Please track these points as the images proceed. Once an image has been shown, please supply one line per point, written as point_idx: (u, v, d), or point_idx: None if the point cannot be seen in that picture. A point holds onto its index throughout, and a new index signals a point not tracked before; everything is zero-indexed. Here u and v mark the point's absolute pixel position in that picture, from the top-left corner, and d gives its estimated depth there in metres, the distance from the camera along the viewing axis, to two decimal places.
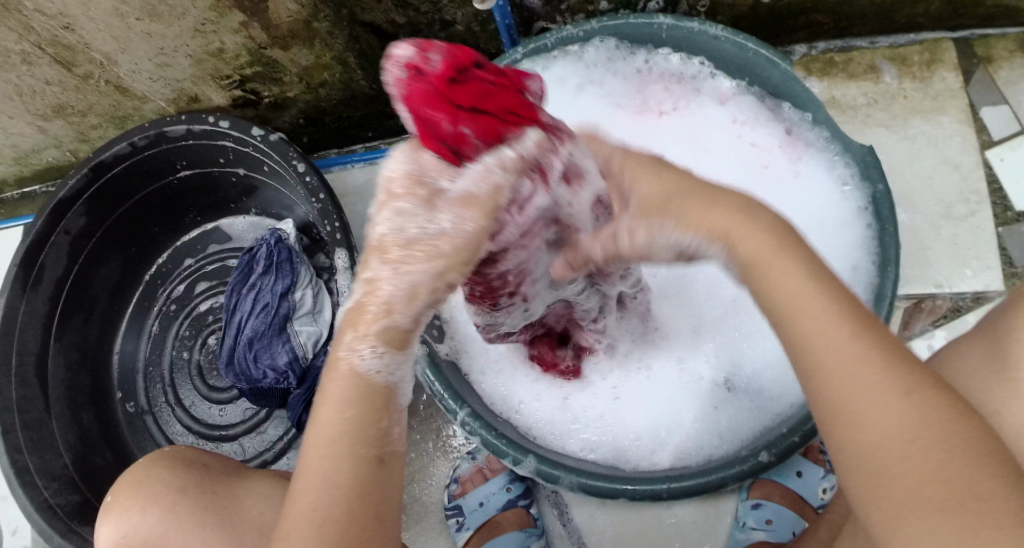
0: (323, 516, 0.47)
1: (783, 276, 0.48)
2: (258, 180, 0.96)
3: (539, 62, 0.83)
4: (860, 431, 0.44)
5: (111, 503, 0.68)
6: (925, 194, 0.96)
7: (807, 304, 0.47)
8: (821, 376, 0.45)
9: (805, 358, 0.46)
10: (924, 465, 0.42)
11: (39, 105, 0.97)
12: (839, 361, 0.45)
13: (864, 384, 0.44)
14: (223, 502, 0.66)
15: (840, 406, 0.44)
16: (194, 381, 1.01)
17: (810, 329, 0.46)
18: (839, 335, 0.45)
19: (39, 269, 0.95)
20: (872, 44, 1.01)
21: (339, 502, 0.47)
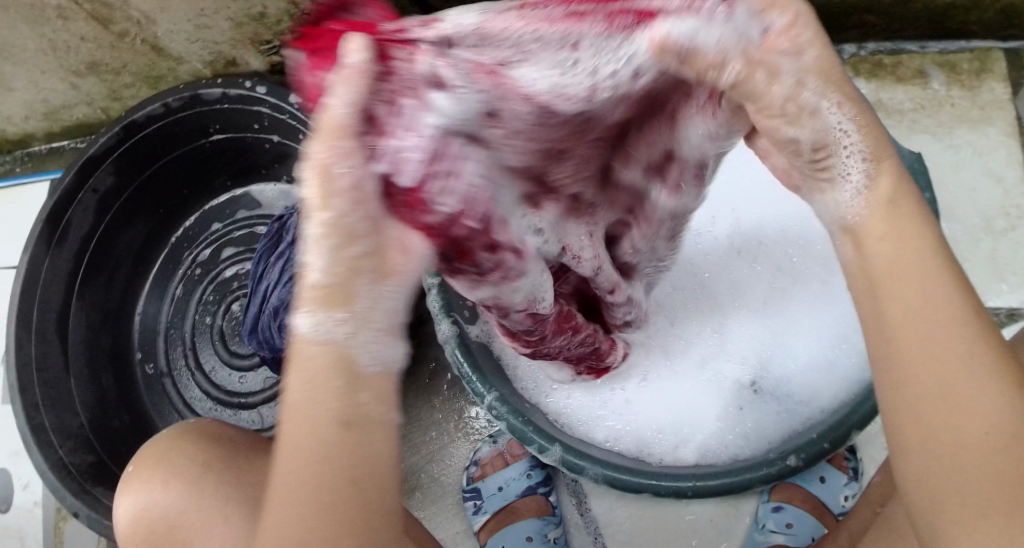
0: (306, 488, 0.40)
1: (911, 253, 0.42)
2: (291, 148, 0.95)
3: None
4: (959, 422, 0.40)
5: (132, 475, 0.66)
6: (966, 205, 0.94)
7: (923, 282, 0.42)
8: (922, 364, 0.40)
9: (913, 332, 0.41)
10: (998, 472, 0.39)
11: (72, 61, 0.96)
12: (949, 349, 0.40)
13: (971, 382, 0.40)
14: (248, 479, 0.64)
15: (941, 396, 0.40)
16: (215, 345, 1.01)
17: (925, 307, 0.41)
18: (952, 316, 0.41)
19: (65, 227, 0.94)
20: (922, 49, 0.98)
21: (314, 473, 0.40)
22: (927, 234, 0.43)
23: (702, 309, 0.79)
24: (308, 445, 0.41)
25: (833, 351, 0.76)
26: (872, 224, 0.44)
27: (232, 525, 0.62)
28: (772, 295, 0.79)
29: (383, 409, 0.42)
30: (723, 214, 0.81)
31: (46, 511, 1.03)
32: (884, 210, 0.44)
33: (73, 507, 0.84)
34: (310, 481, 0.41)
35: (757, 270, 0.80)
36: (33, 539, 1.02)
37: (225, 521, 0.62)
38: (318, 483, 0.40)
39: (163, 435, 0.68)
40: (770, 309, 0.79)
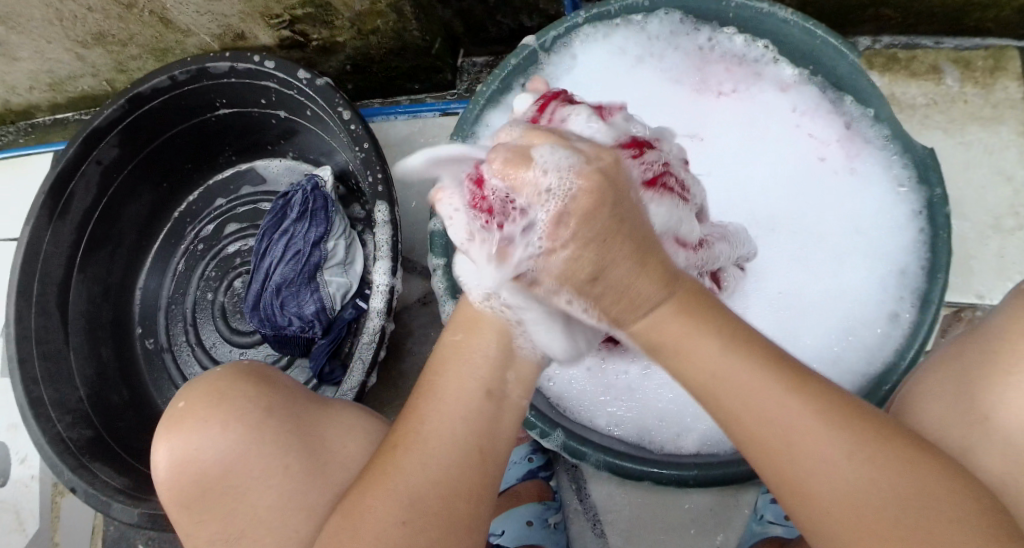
0: (442, 477, 0.51)
1: (698, 357, 0.48)
2: (299, 124, 0.94)
3: (600, 30, 0.81)
4: (809, 501, 0.46)
5: (182, 412, 0.63)
6: (976, 203, 0.93)
7: (730, 382, 0.47)
8: (764, 440, 0.46)
9: (748, 418, 0.46)
10: (872, 529, 0.44)
11: (79, 31, 0.95)
12: (773, 438, 0.46)
13: (809, 457, 0.45)
14: (307, 429, 0.63)
15: (783, 480, 0.46)
16: (217, 321, 1.00)
17: (735, 409, 0.47)
18: (767, 399, 0.46)
19: (68, 199, 0.93)
20: (937, 44, 0.98)
21: (451, 436, 0.52)
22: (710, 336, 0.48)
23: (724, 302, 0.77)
24: (457, 407, 0.52)
25: (840, 343, 0.75)
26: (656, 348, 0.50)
27: (288, 477, 0.61)
28: (788, 290, 0.79)
29: (524, 395, 0.56)
30: (738, 201, 0.82)
31: (42, 485, 1.03)
32: (667, 318, 0.48)
33: (71, 482, 0.83)
34: (445, 446, 0.51)
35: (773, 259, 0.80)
36: (29, 513, 1.02)
37: (284, 472, 0.61)
38: (455, 447, 0.51)
39: (223, 373, 0.65)
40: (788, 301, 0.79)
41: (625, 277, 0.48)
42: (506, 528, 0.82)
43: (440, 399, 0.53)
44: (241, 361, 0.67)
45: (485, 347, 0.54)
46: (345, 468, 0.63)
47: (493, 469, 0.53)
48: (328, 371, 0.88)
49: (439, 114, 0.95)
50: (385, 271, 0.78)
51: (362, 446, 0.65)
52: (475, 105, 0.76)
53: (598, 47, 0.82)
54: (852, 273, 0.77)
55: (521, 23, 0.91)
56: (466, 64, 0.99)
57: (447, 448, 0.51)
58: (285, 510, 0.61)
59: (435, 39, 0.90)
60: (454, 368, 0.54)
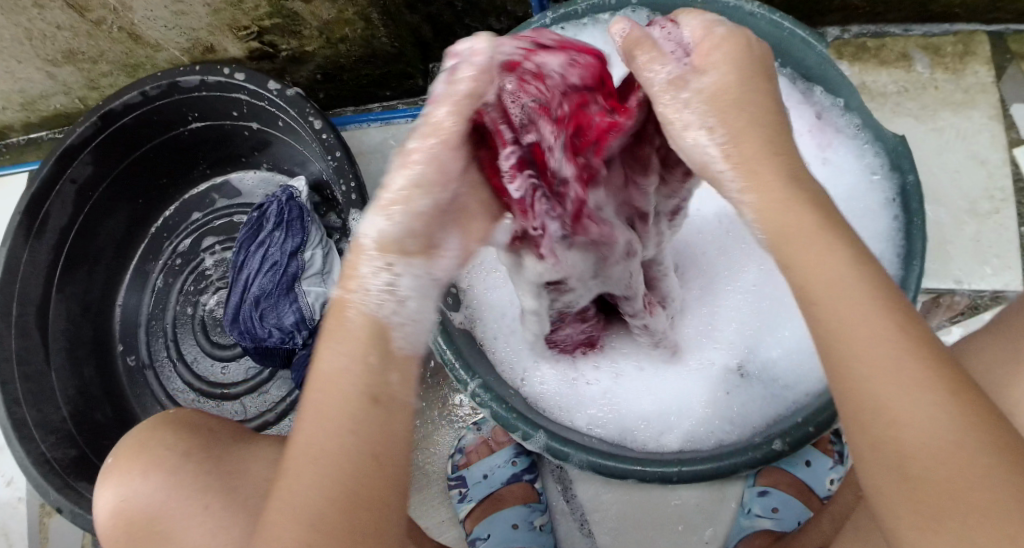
0: (326, 484, 0.45)
1: (827, 263, 0.44)
2: (272, 135, 0.94)
3: (569, 27, 0.79)
4: (900, 434, 0.41)
5: (112, 467, 0.66)
6: (951, 187, 0.94)
7: (844, 295, 0.43)
8: (858, 380, 0.42)
9: (852, 349, 0.42)
10: (949, 462, 0.40)
11: (49, 50, 0.94)
12: (877, 363, 0.42)
13: (907, 386, 0.41)
14: (227, 467, 0.65)
15: (878, 406, 0.41)
16: (197, 336, 1.00)
17: (843, 323, 0.43)
18: (877, 336, 0.42)
19: (44, 218, 0.93)
20: (906, 32, 0.98)
21: (332, 440, 0.45)
22: (839, 240, 0.45)
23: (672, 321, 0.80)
24: (334, 411, 0.46)
25: None
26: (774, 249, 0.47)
27: (211, 514, 0.62)
28: (756, 284, 0.78)
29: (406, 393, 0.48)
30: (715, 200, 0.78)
31: (30, 507, 1.02)
32: (785, 210, 0.46)
33: (57, 503, 0.83)
34: (331, 457, 0.45)
35: (731, 269, 0.79)
36: (17, 536, 1.01)
37: (203, 511, 0.62)
38: (339, 455, 0.45)
39: (144, 426, 0.68)
40: (765, 292, 0.77)
41: (758, 162, 0.48)
42: (492, 531, 0.84)
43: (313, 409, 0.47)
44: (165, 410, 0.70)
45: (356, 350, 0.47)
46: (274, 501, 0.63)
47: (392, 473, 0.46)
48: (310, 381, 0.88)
49: (411, 120, 0.95)
50: None
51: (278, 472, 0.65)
52: None
53: None
54: None
55: (490, 26, 0.91)
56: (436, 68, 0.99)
57: (338, 459, 0.45)
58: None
59: (403, 44, 0.90)
60: (329, 381, 0.47)
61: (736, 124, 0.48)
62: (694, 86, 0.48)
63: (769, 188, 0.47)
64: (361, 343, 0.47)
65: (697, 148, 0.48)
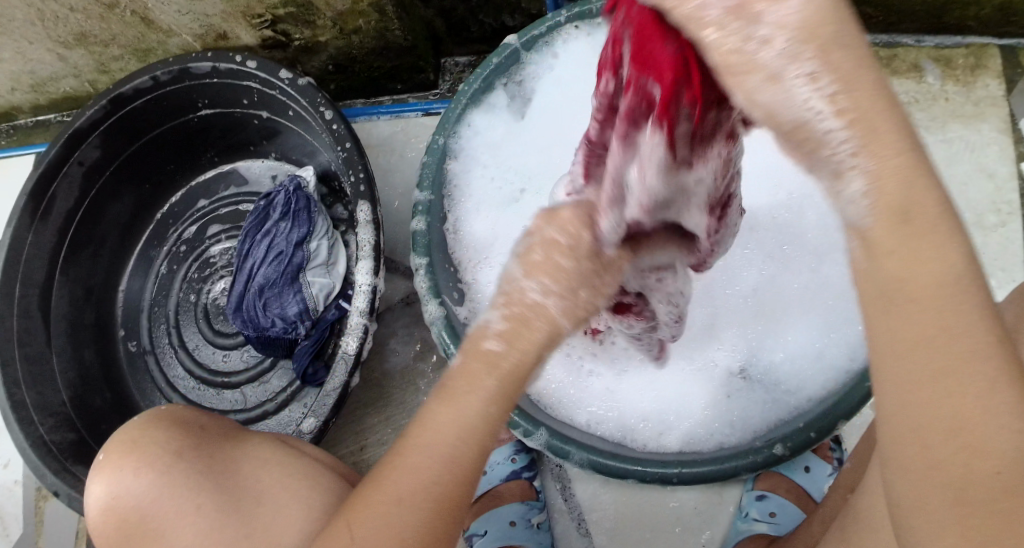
0: (436, 496, 0.49)
1: (937, 264, 0.37)
2: (281, 124, 0.94)
3: (583, 27, 0.78)
4: (975, 458, 0.38)
5: (103, 462, 0.65)
6: (958, 199, 0.94)
7: (949, 306, 0.37)
8: (942, 399, 0.38)
9: (941, 367, 0.37)
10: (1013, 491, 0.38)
11: (61, 32, 0.94)
12: (963, 384, 0.37)
13: (994, 411, 0.37)
14: (219, 468, 0.64)
15: (955, 426, 0.38)
16: (200, 323, 1.00)
17: (945, 331, 0.37)
18: (978, 353, 0.37)
19: (50, 201, 0.93)
20: (918, 42, 0.98)
21: (445, 458, 0.50)
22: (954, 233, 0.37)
23: None
24: (455, 433, 0.50)
25: (824, 339, 0.75)
26: (881, 228, 0.37)
27: (202, 515, 0.61)
28: (760, 287, 0.78)
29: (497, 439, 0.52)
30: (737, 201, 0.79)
31: (25, 490, 1.02)
32: (916, 187, 0.36)
33: (53, 486, 0.82)
34: (428, 486, 0.49)
35: (735, 270, 0.78)
36: (12, 518, 1.01)
37: (195, 512, 0.62)
38: (436, 480, 0.49)
39: (139, 422, 0.66)
40: (765, 297, 0.78)
41: (876, 113, 0.35)
42: (488, 528, 0.84)
43: (433, 422, 0.50)
44: (157, 407, 0.69)
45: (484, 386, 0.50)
46: (267, 504, 0.63)
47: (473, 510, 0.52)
48: (311, 372, 0.87)
49: (421, 114, 0.95)
50: (367, 270, 0.78)
51: (272, 474, 0.65)
52: (457, 103, 0.76)
53: (579, 44, 0.80)
54: (834, 268, 0.76)
55: (503, 22, 0.91)
56: (447, 64, 0.99)
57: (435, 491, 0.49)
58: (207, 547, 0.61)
59: (416, 38, 0.90)
60: (445, 399, 0.50)
61: (842, 66, 0.35)
62: (771, 16, 0.34)
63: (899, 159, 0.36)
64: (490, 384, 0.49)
65: (794, 101, 0.34)
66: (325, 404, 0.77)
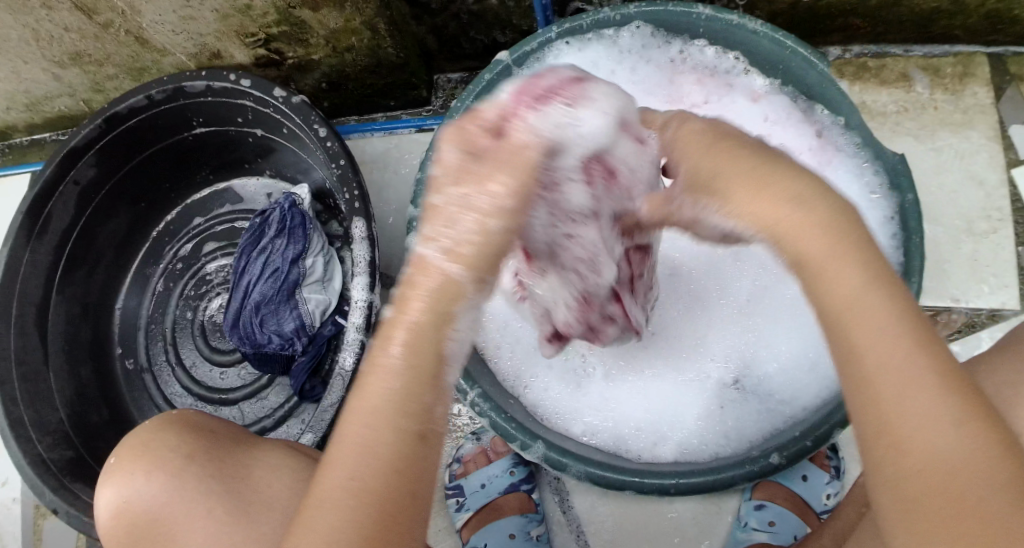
0: (359, 488, 0.43)
1: (842, 290, 0.43)
2: (276, 142, 0.95)
3: (573, 43, 0.80)
4: (907, 448, 0.41)
5: (113, 466, 0.65)
6: (949, 207, 0.95)
7: (869, 307, 0.43)
8: (874, 393, 0.42)
9: (874, 362, 0.42)
10: (964, 490, 0.39)
11: (55, 52, 0.95)
12: (902, 388, 0.41)
13: (920, 407, 0.41)
14: (230, 471, 0.64)
15: (885, 428, 0.41)
16: (197, 341, 1.00)
17: (868, 328, 0.42)
18: (900, 351, 0.42)
19: (45, 220, 0.93)
20: (906, 52, 0.99)
21: (362, 450, 0.44)
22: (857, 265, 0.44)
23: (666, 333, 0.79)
24: (368, 422, 0.44)
25: (817, 349, 0.75)
26: (812, 260, 0.44)
27: (212, 519, 0.62)
28: (750, 299, 0.78)
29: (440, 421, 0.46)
30: None
31: (24, 508, 1.02)
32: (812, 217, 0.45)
33: (52, 504, 0.82)
34: (358, 486, 0.43)
35: (727, 282, 0.79)
36: (10, 537, 1.00)
37: (205, 516, 0.62)
38: (353, 478, 0.43)
39: (149, 425, 0.67)
40: (756, 308, 0.78)
41: None
42: (488, 540, 0.84)
43: (349, 410, 0.45)
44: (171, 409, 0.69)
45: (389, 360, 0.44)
46: (277, 510, 0.63)
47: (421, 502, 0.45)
48: (308, 389, 0.88)
49: (415, 130, 0.96)
50: (363, 286, 0.79)
51: (282, 480, 0.65)
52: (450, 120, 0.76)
53: (571, 60, 0.81)
54: None
55: (495, 38, 0.92)
56: (440, 80, 1.00)
57: (368, 486, 0.43)
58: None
59: (409, 55, 0.90)
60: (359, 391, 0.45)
61: None
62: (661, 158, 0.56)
63: (786, 214, 0.45)
64: (402, 360, 0.44)
65: None
66: (323, 419, 0.77)
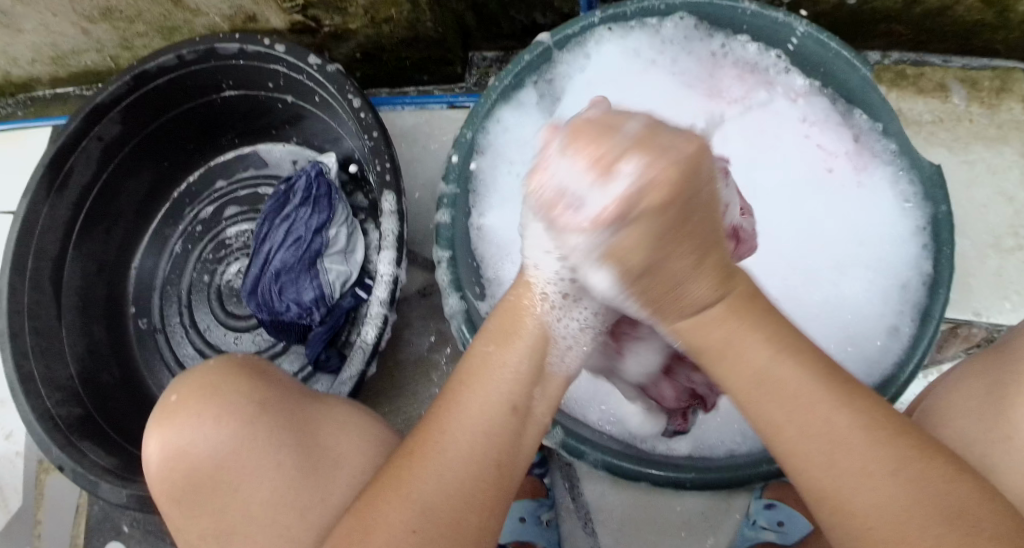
0: (457, 488, 0.49)
1: (752, 358, 0.48)
2: (306, 110, 0.94)
3: (616, 30, 0.79)
4: (855, 512, 0.46)
5: (175, 407, 0.61)
6: (978, 222, 0.94)
7: (779, 391, 0.47)
8: (816, 461, 0.47)
9: (793, 431, 0.47)
10: (928, 546, 0.44)
11: (87, 5, 0.93)
12: (835, 453, 0.46)
13: (853, 469, 0.46)
14: (300, 427, 0.62)
15: (826, 494, 0.47)
16: (212, 304, 1.00)
17: (792, 409, 0.47)
18: (820, 419, 0.47)
19: (67, 174, 0.92)
20: (945, 63, 0.98)
21: (472, 449, 0.49)
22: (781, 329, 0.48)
23: None
24: (480, 416, 0.50)
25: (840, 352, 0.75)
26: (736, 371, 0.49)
27: (280, 473, 0.60)
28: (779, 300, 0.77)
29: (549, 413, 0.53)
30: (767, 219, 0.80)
31: (27, 462, 1.01)
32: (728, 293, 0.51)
33: (59, 461, 0.82)
34: (461, 467, 0.49)
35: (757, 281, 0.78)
36: (12, 491, 1.00)
37: (274, 470, 0.60)
38: (461, 482, 0.49)
39: (217, 368, 0.64)
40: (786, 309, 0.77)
41: None
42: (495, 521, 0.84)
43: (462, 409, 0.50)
44: (236, 356, 0.66)
45: (514, 361, 0.50)
46: (345, 468, 0.62)
47: (510, 482, 0.50)
48: (324, 359, 0.88)
49: (447, 107, 0.95)
50: (389, 261, 0.77)
51: (351, 442, 0.64)
52: (487, 98, 0.76)
53: (612, 47, 0.80)
54: (854, 285, 0.76)
55: (534, 20, 0.91)
56: (475, 58, 0.99)
57: (465, 466, 0.49)
58: (279, 508, 0.59)
59: (447, 31, 0.89)
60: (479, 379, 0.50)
61: None
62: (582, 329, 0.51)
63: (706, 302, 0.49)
64: (521, 352, 0.50)
65: None
66: (340, 392, 0.77)
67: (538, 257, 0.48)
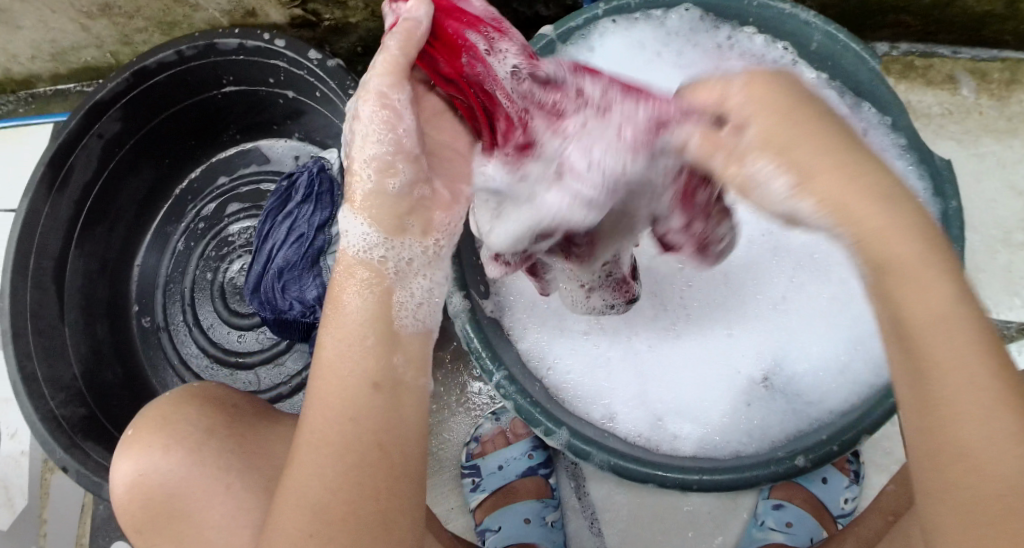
0: (336, 475, 0.47)
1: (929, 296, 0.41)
2: (307, 105, 0.93)
3: (620, 22, 0.79)
4: (975, 473, 0.40)
5: (131, 438, 0.63)
6: (988, 216, 0.93)
7: (948, 329, 0.41)
8: (947, 416, 0.41)
9: (947, 377, 0.41)
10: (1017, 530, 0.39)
11: (85, 2, 0.93)
12: (974, 407, 0.40)
13: (991, 434, 0.40)
14: (251, 448, 0.62)
15: (957, 453, 0.41)
16: (216, 302, 0.99)
17: (937, 333, 0.41)
18: (971, 376, 0.40)
19: (67, 172, 0.91)
20: (954, 54, 0.96)
21: (340, 433, 0.47)
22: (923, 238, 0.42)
23: (690, 326, 0.77)
24: (337, 399, 0.48)
25: (849, 354, 0.73)
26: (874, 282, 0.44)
27: (233, 496, 0.60)
28: (783, 299, 0.76)
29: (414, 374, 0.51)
30: None
31: (32, 461, 1.01)
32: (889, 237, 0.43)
33: (63, 461, 0.81)
34: (336, 448, 0.47)
35: (764, 278, 0.77)
36: (18, 490, 1.00)
37: (226, 492, 0.60)
38: (345, 470, 0.47)
39: (168, 398, 0.64)
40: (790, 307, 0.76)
41: None
42: (502, 524, 0.84)
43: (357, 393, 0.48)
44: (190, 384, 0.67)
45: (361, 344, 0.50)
46: None
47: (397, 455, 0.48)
48: None
49: None
50: None
51: None
52: None
53: (617, 39, 0.80)
54: None
55: (537, 12, 0.90)
56: None
57: (341, 450, 0.47)
58: (236, 531, 0.59)
59: None
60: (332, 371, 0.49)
61: None
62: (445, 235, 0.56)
63: (873, 214, 0.43)
64: (358, 329, 0.50)
65: None
66: None
67: (371, 185, 0.53)
